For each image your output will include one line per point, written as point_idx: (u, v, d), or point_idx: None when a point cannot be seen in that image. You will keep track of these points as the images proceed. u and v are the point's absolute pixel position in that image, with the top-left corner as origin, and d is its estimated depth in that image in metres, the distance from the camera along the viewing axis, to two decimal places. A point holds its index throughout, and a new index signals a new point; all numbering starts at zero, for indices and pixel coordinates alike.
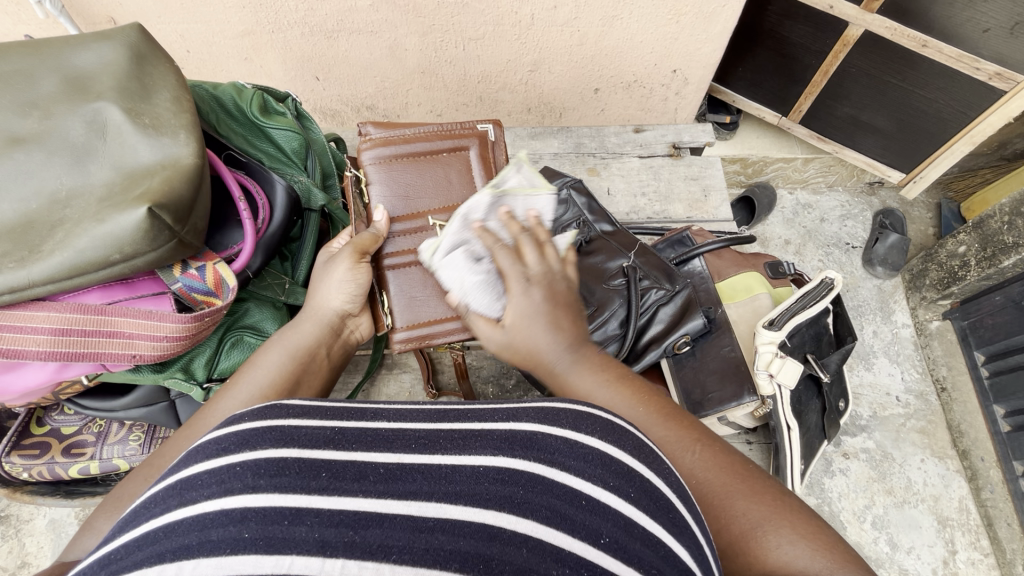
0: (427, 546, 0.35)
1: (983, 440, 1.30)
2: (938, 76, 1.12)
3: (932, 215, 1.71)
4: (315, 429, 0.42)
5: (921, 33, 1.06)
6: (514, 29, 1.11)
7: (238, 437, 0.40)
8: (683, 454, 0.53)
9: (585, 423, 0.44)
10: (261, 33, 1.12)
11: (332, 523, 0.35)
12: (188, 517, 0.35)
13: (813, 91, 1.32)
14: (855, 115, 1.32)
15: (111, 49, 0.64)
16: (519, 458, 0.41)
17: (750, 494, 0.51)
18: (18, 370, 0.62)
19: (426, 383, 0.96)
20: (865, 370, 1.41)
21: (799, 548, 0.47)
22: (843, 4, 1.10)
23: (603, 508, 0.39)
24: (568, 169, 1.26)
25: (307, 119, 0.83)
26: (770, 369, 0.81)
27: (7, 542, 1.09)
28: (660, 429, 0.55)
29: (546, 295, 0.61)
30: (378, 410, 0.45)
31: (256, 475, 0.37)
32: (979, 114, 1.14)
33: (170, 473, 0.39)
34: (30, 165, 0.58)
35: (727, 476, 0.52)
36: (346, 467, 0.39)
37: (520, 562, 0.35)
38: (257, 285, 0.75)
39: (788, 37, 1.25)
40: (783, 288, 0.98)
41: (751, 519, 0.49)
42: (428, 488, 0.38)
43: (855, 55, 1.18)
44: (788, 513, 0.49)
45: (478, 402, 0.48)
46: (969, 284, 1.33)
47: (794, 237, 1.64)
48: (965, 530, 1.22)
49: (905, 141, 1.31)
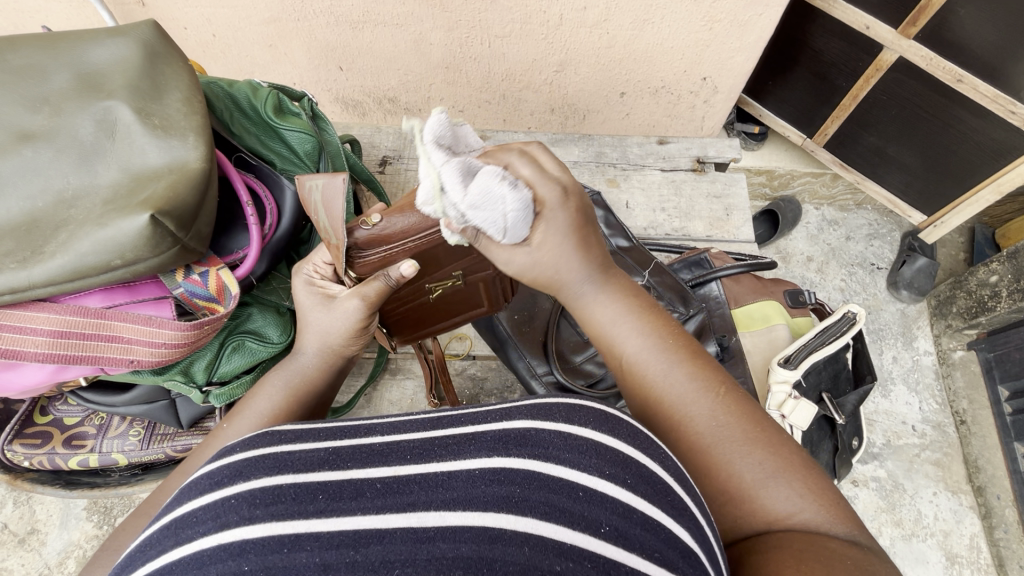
0: (430, 556, 0.33)
1: (1000, 477, 1.25)
2: (973, 114, 1.06)
3: (965, 239, 1.64)
4: (308, 452, 0.40)
5: (959, 67, 1.02)
6: (541, 28, 1.08)
7: (230, 468, 0.39)
8: (699, 400, 0.51)
9: (578, 416, 0.42)
10: (286, 21, 1.11)
11: (332, 545, 0.34)
12: (184, 557, 0.34)
13: (841, 115, 1.26)
14: (881, 147, 1.26)
15: (124, 46, 0.63)
16: (514, 457, 0.39)
17: (765, 445, 0.48)
18: (18, 368, 0.62)
19: (428, 392, 0.95)
20: (882, 397, 1.36)
21: (805, 502, 0.46)
22: (880, 26, 1.06)
23: (601, 497, 0.38)
24: (586, 178, 1.23)
25: (322, 120, 0.81)
26: (782, 409, 0.78)
27: (18, 508, 1.11)
28: (682, 371, 0.52)
29: (569, 219, 0.54)
30: (370, 426, 0.44)
31: (252, 505, 0.36)
32: (1005, 163, 1.08)
33: (163, 512, 0.38)
34: (38, 162, 0.57)
35: (746, 426, 0.49)
36: (343, 486, 0.38)
37: (522, 561, 0.33)
38: (262, 291, 0.74)
39: (823, 53, 1.20)
40: (803, 318, 0.94)
41: (763, 471, 0.47)
42: (425, 497, 0.37)
43: (888, 81, 1.13)
44: (799, 466, 0.48)
45: (473, 405, 0.46)
46: (998, 317, 1.28)
47: (817, 254, 1.57)
48: (975, 568, 1.19)
49: (932, 180, 1.24)
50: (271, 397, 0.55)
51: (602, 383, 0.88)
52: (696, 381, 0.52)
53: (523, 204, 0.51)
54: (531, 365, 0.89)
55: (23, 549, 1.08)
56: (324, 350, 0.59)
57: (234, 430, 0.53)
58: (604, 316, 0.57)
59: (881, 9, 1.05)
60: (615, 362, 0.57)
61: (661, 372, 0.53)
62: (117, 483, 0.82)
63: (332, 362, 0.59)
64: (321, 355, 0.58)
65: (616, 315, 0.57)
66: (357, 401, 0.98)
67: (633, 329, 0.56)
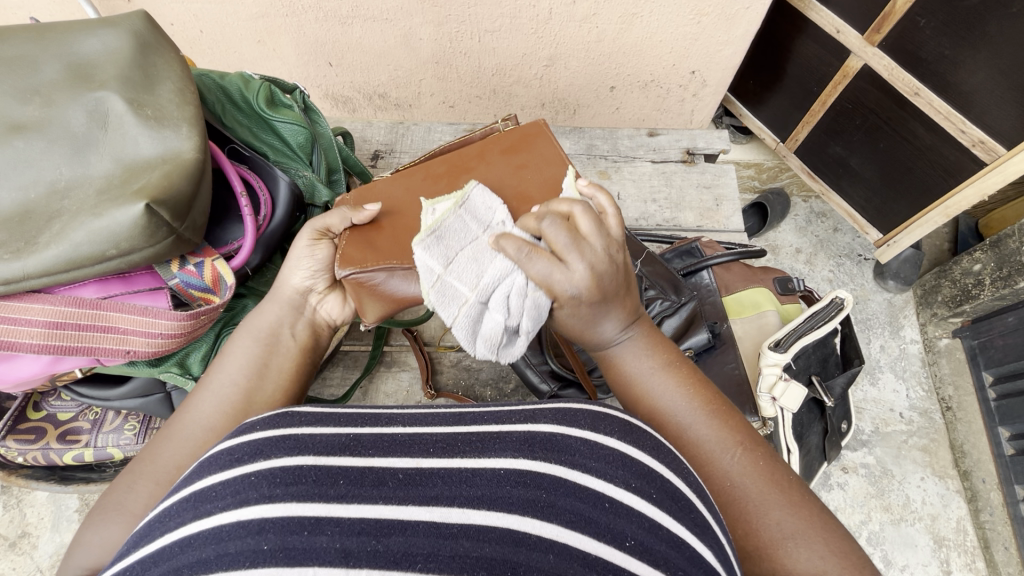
0: (454, 554, 0.34)
1: (986, 462, 1.27)
2: (926, 129, 1.07)
3: (949, 229, 1.67)
4: (329, 435, 0.41)
5: (916, 80, 1.04)
6: (531, 22, 1.08)
7: (251, 446, 0.39)
8: (726, 454, 0.51)
9: (603, 424, 0.43)
10: (274, 17, 1.10)
11: (353, 532, 0.34)
12: (204, 530, 0.34)
13: (811, 120, 1.29)
14: (844, 158, 1.27)
15: (116, 37, 0.62)
16: (539, 460, 0.40)
17: (790, 502, 0.49)
18: (13, 361, 0.62)
19: (425, 382, 0.96)
20: (870, 385, 1.39)
21: (829, 563, 0.45)
22: (849, 31, 1.09)
23: (627, 510, 0.38)
24: (578, 171, 1.24)
25: (314, 113, 0.81)
26: (773, 392, 0.80)
27: (8, 512, 1.10)
28: (707, 427, 0.53)
29: (596, 296, 0.55)
30: (391, 415, 0.45)
31: (272, 484, 0.36)
32: (956, 184, 1.07)
33: (180, 486, 0.39)
34: (30, 153, 0.57)
35: (771, 483, 0.50)
36: (365, 473, 0.38)
37: (547, 567, 0.34)
38: (257, 282, 0.74)
39: (799, 54, 1.23)
40: (792, 305, 0.96)
41: (783, 529, 0.47)
42: (449, 493, 0.38)
43: (854, 89, 1.16)
44: (823, 527, 0.48)
45: (493, 403, 0.47)
46: (982, 304, 1.30)
47: (805, 245, 1.59)
48: (962, 551, 1.21)
49: (889, 195, 1.22)
50: (244, 348, 0.60)
51: (598, 371, 0.90)
52: (720, 442, 0.52)
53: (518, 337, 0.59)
54: (528, 356, 0.87)
55: (14, 552, 1.07)
56: (289, 295, 0.65)
57: (215, 376, 0.58)
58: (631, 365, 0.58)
59: (850, 15, 1.09)
60: (640, 411, 0.57)
61: (686, 426, 0.53)
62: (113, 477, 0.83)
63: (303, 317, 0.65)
64: (293, 300, 0.65)
65: (649, 369, 0.57)
66: (353, 393, 0.98)
67: (665, 386, 0.56)
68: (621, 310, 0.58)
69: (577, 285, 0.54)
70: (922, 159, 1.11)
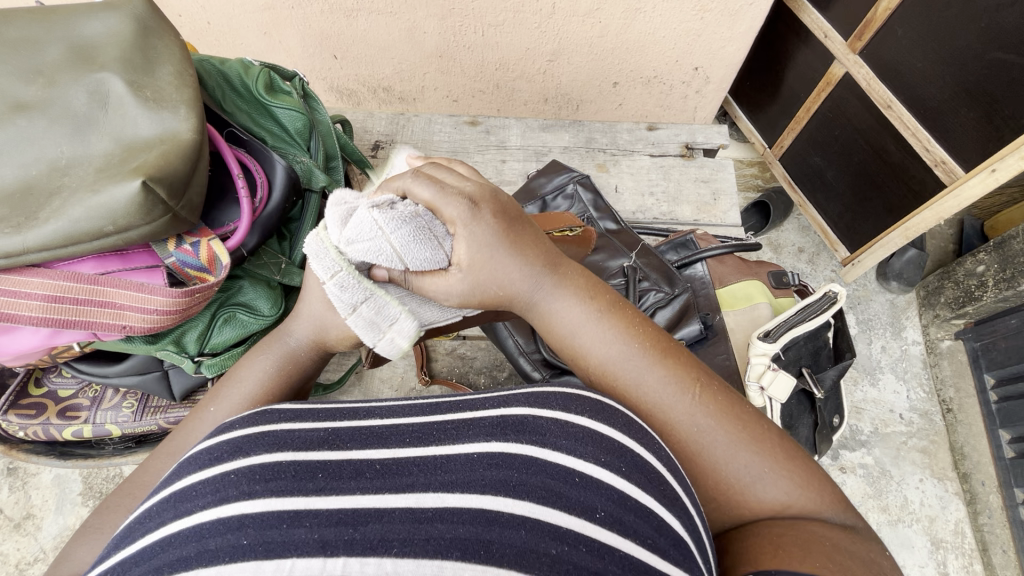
0: (428, 536, 0.34)
1: (985, 464, 1.28)
2: (895, 144, 1.06)
3: (954, 231, 1.66)
4: (308, 432, 0.42)
5: (889, 92, 1.04)
6: (535, 16, 1.09)
7: (230, 444, 0.40)
8: (677, 403, 0.49)
9: (576, 404, 0.43)
10: (281, 8, 1.11)
11: (331, 522, 0.35)
12: (184, 529, 0.35)
13: (796, 127, 1.28)
14: (821, 170, 1.26)
15: (117, 21, 0.64)
16: (512, 442, 0.41)
17: (758, 445, 0.47)
18: (13, 333, 0.64)
19: (420, 369, 0.97)
20: (871, 385, 1.37)
21: (797, 494, 0.46)
22: (836, 36, 1.10)
23: (598, 484, 0.39)
24: (577, 164, 1.24)
25: (313, 100, 0.83)
26: (761, 381, 0.80)
27: (13, 493, 1.12)
28: (656, 374, 0.50)
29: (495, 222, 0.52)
30: (369, 408, 0.45)
31: (252, 481, 0.37)
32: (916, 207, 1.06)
33: (162, 486, 0.40)
34: (32, 132, 0.58)
35: (731, 421, 0.48)
36: (342, 466, 0.39)
37: (520, 544, 0.35)
38: (254, 265, 0.75)
39: (795, 55, 1.24)
40: (786, 299, 0.96)
41: (752, 471, 0.46)
42: (425, 480, 0.39)
43: (836, 98, 1.16)
44: (787, 459, 0.47)
45: (471, 392, 0.48)
46: (986, 305, 1.29)
47: (808, 244, 1.57)
48: (959, 553, 1.21)
49: (858, 213, 1.20)
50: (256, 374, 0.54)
51: None
52: (672, 384, 0.49)
53: (406, 221, 0.49)
54: (521, 343, 0.89)
55: (19, 532, 1.09)
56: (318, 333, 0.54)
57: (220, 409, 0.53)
58: (566, 320, 0.53)
59: (841, 20, 1.09)
60: (585, 369, 0.53)
61: (634, 376, 0.50)
62: (111, 454, 0.85)
63: (323, 350, 0.56)
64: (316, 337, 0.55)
65: (581, 318, 0.53)
66: (349, 378, 1.00)
67: (602, 332, 0.52)
68: (537, 253, 0.54)
69: (469, 203, 0.51)
70: (891, 173, 1.09)
